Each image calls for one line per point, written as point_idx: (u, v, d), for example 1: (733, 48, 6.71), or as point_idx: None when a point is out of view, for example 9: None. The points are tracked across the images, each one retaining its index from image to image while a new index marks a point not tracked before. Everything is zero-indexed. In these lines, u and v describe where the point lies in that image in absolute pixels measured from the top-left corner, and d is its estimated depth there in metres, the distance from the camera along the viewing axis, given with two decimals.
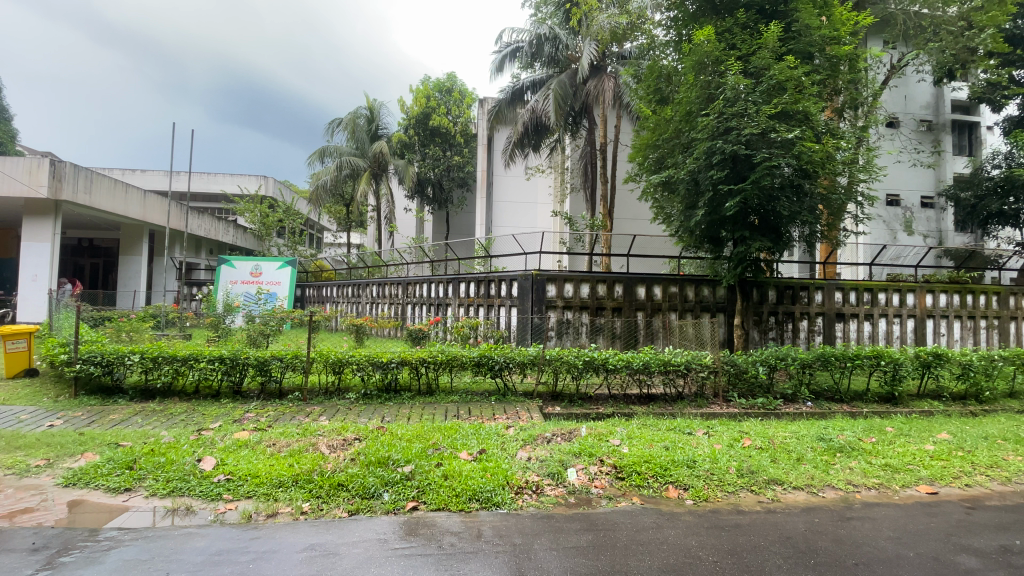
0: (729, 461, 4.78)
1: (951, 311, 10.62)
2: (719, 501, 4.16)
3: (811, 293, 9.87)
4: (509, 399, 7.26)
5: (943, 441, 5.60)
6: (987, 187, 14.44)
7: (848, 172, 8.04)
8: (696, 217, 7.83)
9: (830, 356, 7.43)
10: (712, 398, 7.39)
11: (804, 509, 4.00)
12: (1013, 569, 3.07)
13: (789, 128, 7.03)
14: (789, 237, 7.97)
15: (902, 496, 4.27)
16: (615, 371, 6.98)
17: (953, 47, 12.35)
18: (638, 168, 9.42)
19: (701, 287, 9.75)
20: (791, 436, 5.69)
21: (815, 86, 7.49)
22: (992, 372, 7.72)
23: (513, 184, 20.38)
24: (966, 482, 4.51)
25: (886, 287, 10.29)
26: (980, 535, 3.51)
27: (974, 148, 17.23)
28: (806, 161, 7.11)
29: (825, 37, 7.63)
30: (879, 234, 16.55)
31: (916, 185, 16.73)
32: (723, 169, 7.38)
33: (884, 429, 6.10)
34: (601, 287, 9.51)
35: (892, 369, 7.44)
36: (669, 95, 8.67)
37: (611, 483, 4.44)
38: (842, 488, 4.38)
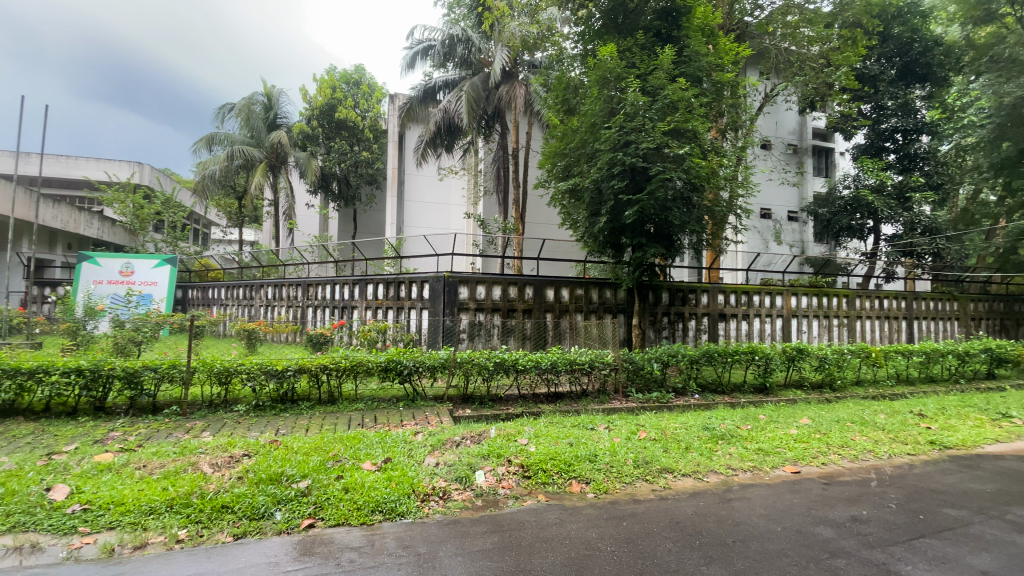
0: (627, 454, 5.07)
1: (811, 311, 12.20)
2: (618, 492, 4.40)
3: (699, 296, 10.84)
4: (418, 403, 7.11)
5: (804, 425, 6.44)
6: (839, 205, 16.75)
7: (730, 187, 8.90)
8: (599, 224, 8.25)
9: (714, 352, 8.21)
10: (613, 394, 7.80)
11: (691, 494, 4.36)
12: (860, 535, 3.55)
13: (680, 144, 7.64)
14: (680, 244, 8.64)
15: (772, 476, 4.83)
16: (524, 371, 7.11)
17: (815, 81, 14.23)
18: (547, 175, 9.71)
19: (604, 289, 10.25)
20: (681, 426, 6.19)
21: (703, 107, 8.20)
22: (842, 364, 8.98)
23: (425, 183, 20.04)
24: (823, 461, 5.20)
25: (759, 290, 11.59)
26: (835, 508, 4.05)
27: (828, 171, 19.94)
28: (695, 176, 7.75)
29: (711, 64, 8.40)
30: (754, 243, 18.59)
31: (784, 201, 19.05)
32: (623, 179, 7.86)
33: (757, 416, 6.86)
34: (512, 290, 9.64)
35: (765, 363, 8.43)
36: (576, 106, 9.08)
37: (518, 483, 4.51)
38: (723, 472, 4.84)
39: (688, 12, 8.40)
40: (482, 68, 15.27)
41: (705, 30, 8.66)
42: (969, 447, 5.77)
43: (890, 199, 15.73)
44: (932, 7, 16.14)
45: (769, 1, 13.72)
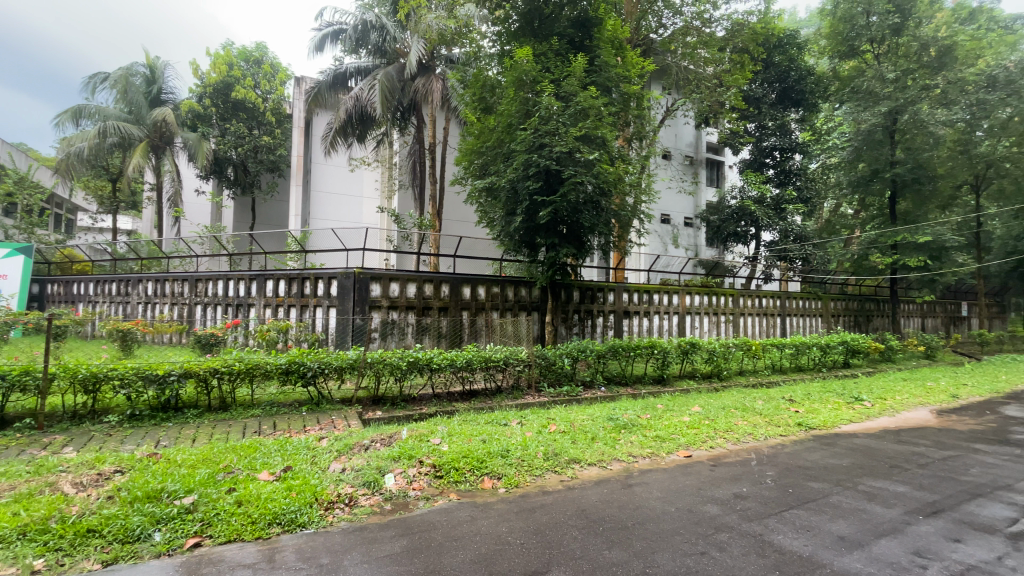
0: (537, 447, 5.22)
1: (703, 309, 13.38)
2: (528, 485, 4.52)
3: (606, 294, 11.45)
4: (324, 407, 6.75)
5: (695, 412, 7.07)
6: (727, 213, 18.56)
7: (634, 193, 9.48)
8: (514, 223, 8.37)
9: (619, 347, 8.74)
10: (526, 389, 7.98)
11: (596, 483, 4.59)
12: (740, 510, 3.96)
13: (590, 150, 7.99)
14: (590, 245, 9.03)
15: (668, 461, 5.24)
16: (439, 370, 7.02)
17: (709, 99, 15.58)
18: (463, 172, 9.68)
19: (519, 288, 10.45)
20: (588, 418, 6.51)
21: (612, 116, 8.62)
22: (728, 356, 9.98)
23: (334, 174, 19.02)
24: (711, 444, 5.74)
25: (658, 289, 12.47)
26: (721, 487, 4.48)
27: (719, 182, 22.03)
28: (604, 181, 8.16)
29: (620, 76, 8.87)
30: (655, 246, 19.94)
31: (682, 207, 20.68)
32: (538, 180, 8.06)
33: (656, 406, 7.41)
34: (427, 287, 9.49)
35: (663, 356, 9.15)
36: (492, 105, 9.17)
37: (429, 484, 4.46)
38: (626, 460, 5.16)
39: (599, 24, 8.80)
40: (397, 59, 14.85)
41: (614, 42, 9.11)
42: (828, 427, 6.67)
43: (768, 209, 17.83)
44: (805, 41, 18.36)
45: (672, 21, 14.77)
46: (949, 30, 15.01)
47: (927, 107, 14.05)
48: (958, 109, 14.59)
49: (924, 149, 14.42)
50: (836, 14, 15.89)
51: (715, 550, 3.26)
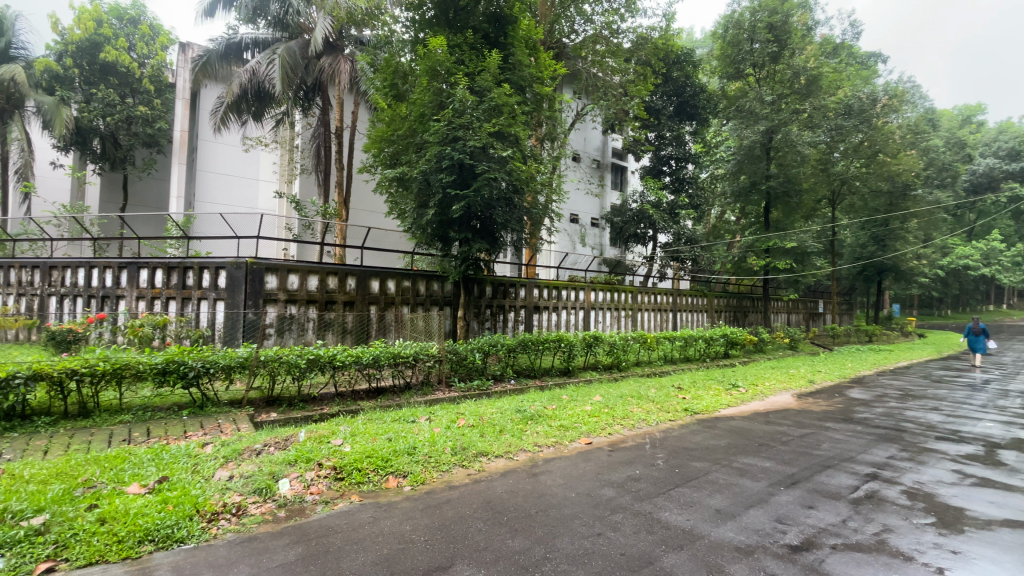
0: (445, 442, 5.20)
1: (606, 304, 14.13)
2: (434, 481, 4.49)
3: (518, 289, 11.69)
4: (209, 411, 6.15)
5: (597, 401, 7.49)
6: (629, 215, 19.83)
7: (546, 192, 9.75)
8: (426, 216, 8.20)
9: (529, 341, 8.95)
10: (437, 384, 7.89)
11: (502, 474, 4.68)
12: (634, 491, 4.27)
13: (504, 147, 8.10)
14: (503, 241, 9.11)
15: (570, 449, 5.49)
16: (343, 368, 6.68)
17: (615, 106, 16.43)
18: (372, 160, 9.29)
19: (431, 282, 10.25)
20: (497, 411, 6.60)
21: (524, 115, 8.78)
22: (627, 348, 10.67)
23: (226, 153, 17.30)
24: (610, 431, 6.11)
25: (566, 285, 12.95)
26: (618, 471, 4.79)
27: (622, 187, 23.46)
28: (517, 178, 8.30)
29: (533, 76, 9.05)
30: (564, 244, 20.63)
31: (588, 208, 21.62)
32: (451, 174, 7.98)
33: (561, 397, 7.73)
34: (331, 280, 9.00)
35: (569, 349, 9.55)
36: (404, 93, 8.92)
37: (329, 487, 4.25)
38: (531, 450, 5.32)
39: (513, 22, 8.88)
40: (301, 34, 13.86)
41: (529, 42, 9.26)
42: (710, 411, 7.41)
43: (664, 213, 19.33)
44: (700, 60, 20.07)
45: (582, 28, 15.33)
46: (816, 62, 17.21)
47: (796, 129, 16.08)
48: (820, 132, 16.89)
49: (793, 165, 16.47)
50: (726, 38, 17.62)
51: (610, 530, 3.48)
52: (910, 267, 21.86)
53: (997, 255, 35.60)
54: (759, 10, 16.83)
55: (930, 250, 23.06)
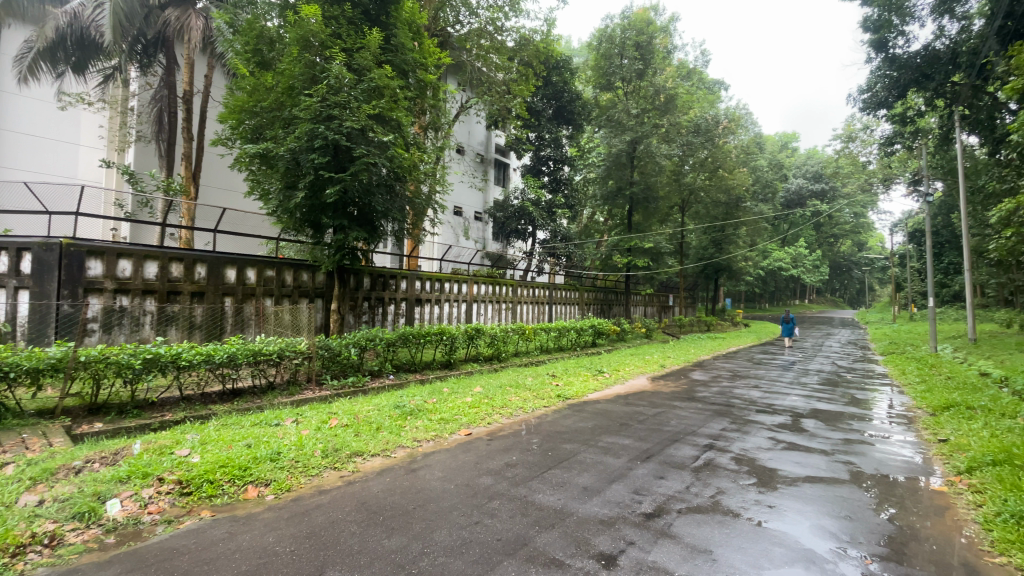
0: (315, 445, 4.85)
1: (489, 297, 14.30)
2: (302, 487, 4.15)
3: (398, 281, 11.32)
4: (6, 424, 4.95)
5: (478, 392, 7.58)
6: (510, 210, 20.41)
7: (429, 182, 9.56)
8: (295, 199, 7.52)
9: (409, 335, 8.69)
10: (305, 383, 7.33)
11: (378, 473, 4.50)
12: (510, 477, 4.40)
13: (384, 131, 7.76)
14: (382, 230, 8.71)
15: (449, 441, 5.46)
16: (190, 368, 5.85)
17: (498, 103, 16.66)
18: (230, 132, 8.26)
19: (300, 272, 9.39)
20: (374, 408, 6.32)
21: (407, 100, 8.48)
22: (507, 340, 10.96)
23: (33, 110, 13.94)
24: (489, 421, 6.23)
25: (449, 278, 12.85)
26: (496, 459, 4.90)
27: (505, 183, 24.05)
28: (398, 166, 8.00)
29: (416, 61, 8.78)
30: (447, 236, 20.37)
31: (472, 201, 21.67)
32: (324, 155, 7.42)
33: (441, 390, 7.68)
34: (175, 267, 7.78)
35: (450, 342, 9.50)
36: (271, 62, 8.08)
37: (173, 504, 3.71)
38: (410, 446, 5.20)
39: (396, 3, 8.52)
40: None
41: (412, 26, 8.95)
42: (580, 397, 7.96)
43: (542, 211, 20.26)
44: (576, 68, 21.31)
45: (468, 20, 15.34)
46: (673, 83, 19.33)
47: (655, 142, 17.92)
48: (675, 146, 19.03)
49: (652, 174, 18.38)
50: (600, 50, 19.10)
51: (488, 517, 3.55)
52: (740, 267, 25.77)
53: (801, 258, 43.66)
54: (628, 28, 18.46)
55: (754, 254, 27.42)
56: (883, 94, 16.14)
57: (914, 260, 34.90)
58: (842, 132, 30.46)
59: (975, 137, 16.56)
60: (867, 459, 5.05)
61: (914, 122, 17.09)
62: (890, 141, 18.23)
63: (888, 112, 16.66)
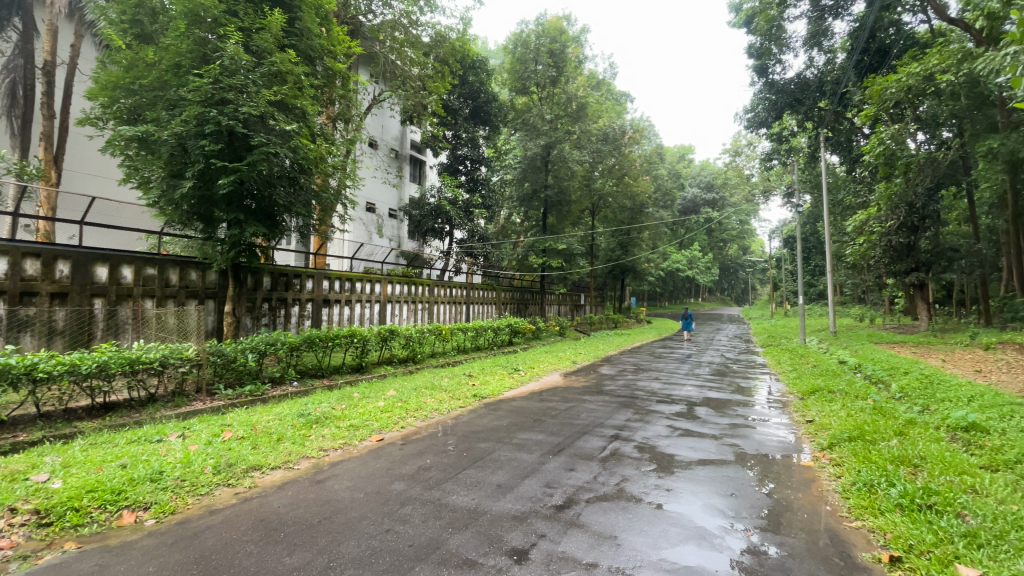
0: (205, 461, 4.41)
1: (404, 297, 13.87)
2: (189, 508, 3.74)
3: (303, 281, 10.66)
4: None
5: (390, 396, 7.34)
6: (426, 209, 19.91)
7: (338, 175, 9.10)
8: (181, 189, 6.78)
9: (315, 338, 8.19)
10: (194, 394, 6.65)
11: (279, 486, 4.18)
12: (423, 481, 4.30)
13: (287, 120, 7.26)
14: (284, 226, 8.13)
15: (359, 448, 5.23)
16: (50, 381, 5.04)
17: (413, 98, 16.25)
18: (101, 111, 7.27)
19: (188, 270, 8.49)
20: (274, 418, 5.88)
21: (313, 88, 8.01)
22: (422, 341, 10.71)
23: None
24: (402, 425, 6.05)
25: (360, 277, 12.31)
26: (409, 463, 4.77)
27: (421, 180, 23.61)
28: (302, 157, 7.52)
29: (323, 48, 8.33)
30: (359, 234, 19.50)
31: (385, 198, 20.96)
32: (217, 141, 6.77)
33: (351, 395, 7.34)
34: (30, 264, 6.66)
35: (361, 344, 9.09)
36: (153, 35, 7.24)
37: (27, 538, 3.17)
38: (315, 455, 4.91)
39: None
40: None
41: (319, 11, 8.46)
42: (496, 395, 8.03)
43: (459, 210, 19.98)
44: (492, 70, 21.44)
45: (382, 10, 15.05)
46: (584, 92, 20.16)
47: (567, 148, 18.56)
48: (587, 152, 19.83)
49: (565, 178, 18.95)
50: (515, 53, 19.48)
51: (399, 524, 3.45)
52: (644, 268, 27.56)
53: (696, 261, 47.68)
54: (543, 35, 19.02)
55: (656, 256, 29.44)
56: (764, 114, 18.26)
57: (788, 262, 39.57)
58: (730, 147, 33.77)
59: (835, 156, 19.12)
60: (750, 441, 5.63)
61: (788, 141, 19.36)
62: (769, 157, 20.44)
63: (768, 130, 18.77)
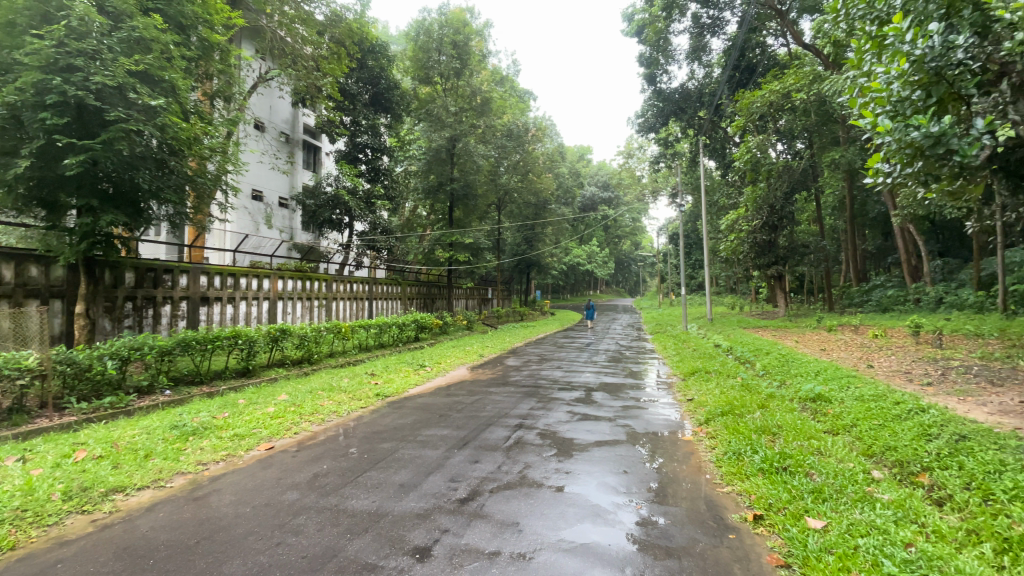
0: (52, 487, 3.77)
1: (296, 294, 12.91)
2: (31, 543, 3.18)
3: (174, 276, 9.50)
4: None
5: (281, 400, 6.83)
6: (323, 199, 18.82)
7: (216, 159, 8.23)
8: (14, 168, 5.69)
9: (191, 341, 7.34)
10: (37, 411, 5.64)
11: (148, 508, 3.70)
12: (319, 488, 4.06)
13: (152, 93, 6.39)
14: (150, 214, 7.15)
15: (245, 459, 4.79)
16: None
17: (305, 79, 15.10)
18: None
19: (25, 265, 7.13)
20: (142, 432, 5.19)
21: (185, 60, 7.14)
22: (319, 340, 10.08)
23: None
24: (294, 431, 5.65)
25: (246, 272, 11.26)
26: (302, 471, 4.47)
27: (316, 167, 22.18)
28: (172, 137, 6.65)
29: (198, 16, 7.48)
30: (244, 224, 17.86)
31: (275, 186, 19.36)
32: (62, 114, 5.75)
33: (236, 401, 6.70)
34: None
35: (248, 346, 8.28)
36: None
37: None
38: (193, 471, 4.41)
39: None
40: None
41: None
42: (400, 393, 7.84)
43: (360, 201, 19.14)
44: (394, 56, 20.69)
45: None
46: (489, 86, 20.23)
47: (472, 141, 18.53)
48: (492, 147, 19.94)
49: (471, 172, 18.89)
50: (417, 41, 19.01)
51: (292, 535, 3.23)
52: (548, 263, 28.50)
53: (595, 256, 50.31)
54: (445, 25, 18.71)
55: (559, 251, 30.53)
56: (653, 120, 19.69)
57: (674, 257, 43.30)
58: (624, 149, 36.08)
59: (712, 161, 21.23)
60: (640, 421, 6.10)
61: (674, 146, 21.10)
62: (657, 160, 22.13)
63: (656, 135, 20.31)
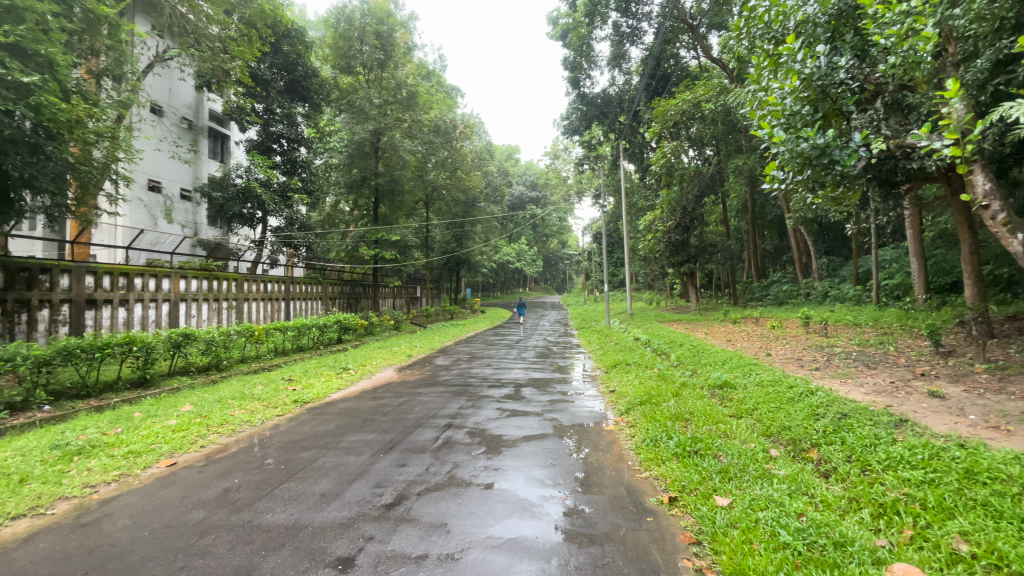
0: None
1: (201, 295, 11.81)
2: None
3: (54, 277, 8.39)
4: None
5: (185, 412, 6.23)
6: (232, 191, 17.48)
7: (104, 145, 7.34)
8: None
9: (76, 349, 6.50)
10: None
11: (23, 540, 3.23)
12: (230, 504, 3.77)
13: (24, 68, 5.54)
14: (19, 204, 6.38)
15: (143, 478, 4.32)
16: None
17: (211, 61, 13.80)
18: None
19: None
20: (13, 455, 4.51)
21: (65, 33, 6.29)
22: (228, 344, 9.33)
23: None
24: (201, 444, 5.18)
25: (141, 271, 10.15)
26: (209, 487, 4.11)
27: (224, 157, 20.51)
28: (49, 120, 5.79)
29: None
30: (140, 217, 16.13)
31: (176, 177, 17.65)
32: None
33: (131, 415, 6.02)
34: None
35: (145, 353, 7.46)
36: None
37: None
38: (79, 494, 3.91)
39: None
40: None
41: None
42: (321, 398, 7.46)
43: (274, 195, 17.93)
44: (312, 42, 19.61)
45: None
46: (414, 80, 19.76)
47: (398, 136, 18.03)
48: (418, 142, 19.51)
49: (396, 167, 18.39)
50: (337, 29, 18.16)
51: (198, 557, 2.97)
52: (477, 261, 28.47)
53: (523, 254, 50.95)
54: (367, 14, 18.02)
55: (489, 249, 30.55)
56: (577, 123, 20.36)
57: (597, 256, 44.99)
58: (550, 149, 36.86)
59: (632, 164, 22.28)
60: (566, 414, 6.27)
61: (597, 148, 21.86)
62: (582, 162, 22.86)
63: (580, 137, 20.96)
